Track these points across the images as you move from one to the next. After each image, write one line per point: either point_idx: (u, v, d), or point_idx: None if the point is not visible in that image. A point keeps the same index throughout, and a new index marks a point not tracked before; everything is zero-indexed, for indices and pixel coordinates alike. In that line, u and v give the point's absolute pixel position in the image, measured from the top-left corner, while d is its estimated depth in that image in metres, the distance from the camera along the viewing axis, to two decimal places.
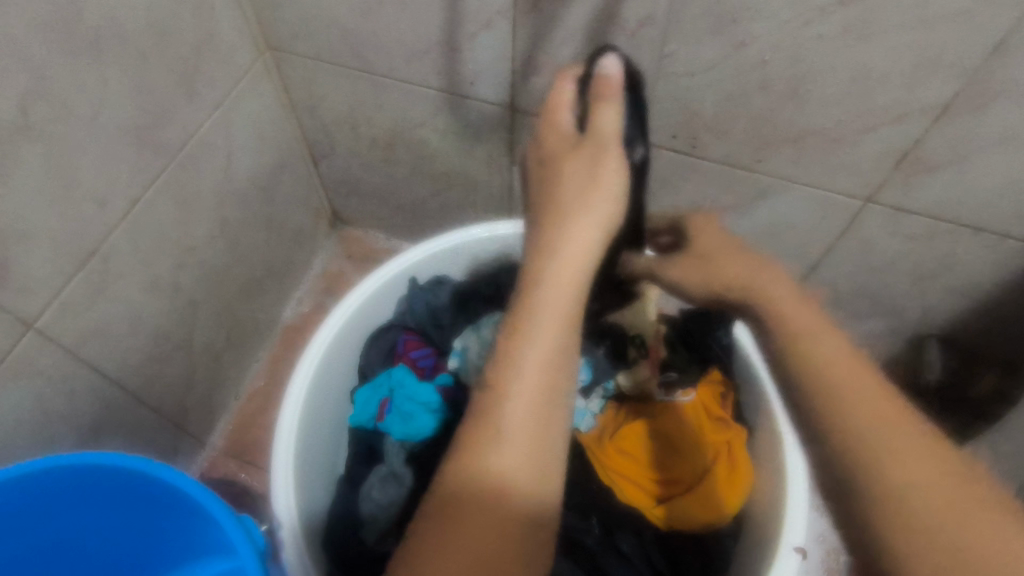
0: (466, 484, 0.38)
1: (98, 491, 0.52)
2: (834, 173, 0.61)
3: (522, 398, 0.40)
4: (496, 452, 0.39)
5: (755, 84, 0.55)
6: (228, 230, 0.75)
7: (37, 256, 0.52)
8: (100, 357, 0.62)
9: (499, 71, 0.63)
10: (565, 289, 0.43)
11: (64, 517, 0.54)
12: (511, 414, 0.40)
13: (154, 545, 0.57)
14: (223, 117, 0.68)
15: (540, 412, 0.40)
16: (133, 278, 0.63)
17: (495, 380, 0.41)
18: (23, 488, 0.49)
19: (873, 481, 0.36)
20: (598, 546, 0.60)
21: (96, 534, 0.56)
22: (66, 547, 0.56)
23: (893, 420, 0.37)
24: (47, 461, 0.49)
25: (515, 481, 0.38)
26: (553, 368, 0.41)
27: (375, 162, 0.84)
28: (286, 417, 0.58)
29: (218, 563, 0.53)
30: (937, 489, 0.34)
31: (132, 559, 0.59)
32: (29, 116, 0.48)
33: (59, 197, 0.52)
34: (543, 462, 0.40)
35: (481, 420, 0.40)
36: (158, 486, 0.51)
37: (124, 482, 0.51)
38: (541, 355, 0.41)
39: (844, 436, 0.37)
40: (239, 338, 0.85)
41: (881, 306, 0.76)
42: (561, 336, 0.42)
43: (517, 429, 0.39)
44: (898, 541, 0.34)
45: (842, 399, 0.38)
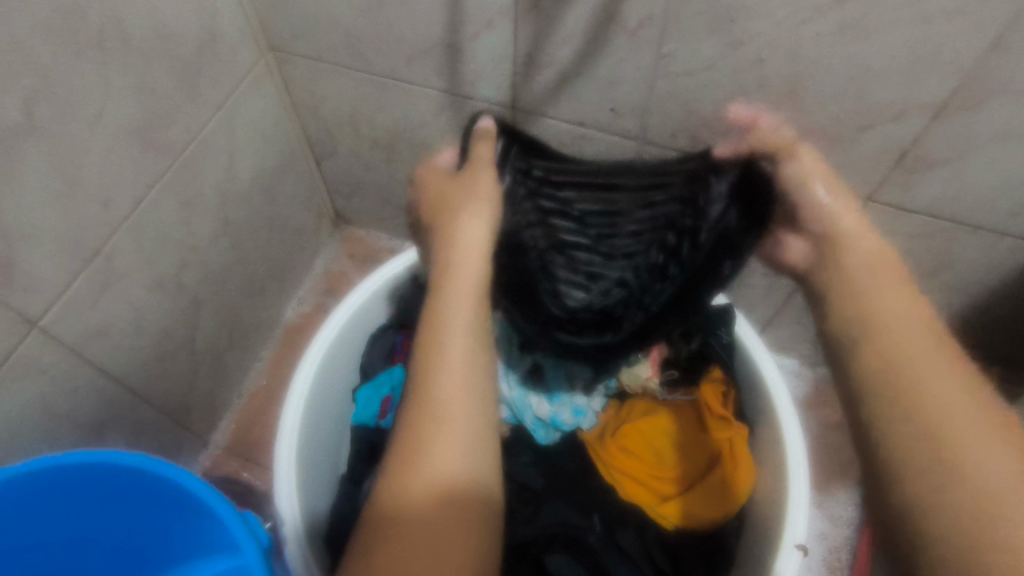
0: (399, 472, 0.41)
1: (101, 490, 0.53)
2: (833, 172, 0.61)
3: (448, 377, 0.43)
4: (424, 436, 0.42)
5: (754, 83, 0.55)
6: (231, 230, 0.76)
7: (42, 255, 0.53)
8: (103, 356, 0.62)
9: (500, 71, 0.63)
10: (461, 279, 0.47)
11: (67, 516, 0.54)
12: (441, 394, 0.43)
13: (157, 543, 0.57)
14: (226, 117, 0.69)
15: (457, 390, 0.43)
16: (136, 277, 0.63)
17: (416, 374, 0.44)
18: (28, 486, 0.49)
19: (934, 461, 0.39)
20: (599, 543, 0.60)
21: (99, 532, 0.56)
22: (69, 546, 0.56)
23: (964, 412, 0.40)
24: (51, 459, 0.49)
25: (441, 458, 0.41)
26: (464, 348, 0.45)
27: (377, 162, 0.84)
28: (288, 419, 0.58)
29: (221, 560, 0.53)
30: (1002, 483, 0.37)
31: (135, 557, 0.59)
32: (34, 116, 0.48)
33: (63, 197, 0.53)
34: (470, 436, 0.42)
35: (414, 407, 0.43)
36: (160, 484, 0.51)
37: (127, 480, 0.52)
38: (450, 339, 0.45)
39: (902, 393, 0.42)
40: (241, 337, 0.86)
41: None
42: (467, 319, 0.46)
43: (436, 410, 0.42)
44: (948, 494, 0.38)
45: (914, 383, 0.42)
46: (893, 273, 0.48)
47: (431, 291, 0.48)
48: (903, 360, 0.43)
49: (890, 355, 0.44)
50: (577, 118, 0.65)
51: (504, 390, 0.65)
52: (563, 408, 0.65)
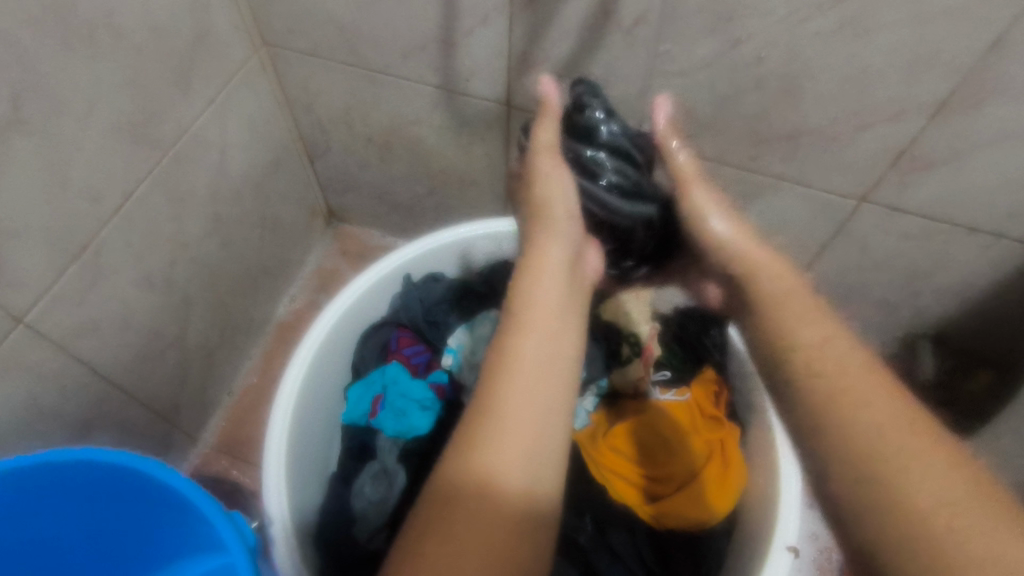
0: (456, 464, 0.40)
1: (86, 487, 0.52)
2: (828, 172, 0.61)
3: (517, 389, 0.43)
4: (486, 435, 0.41)
5: (751, 82, 0.55)
6: (221, 226, 0.75)
7: (29, 249, 0.52)
8: (91, 352, 0.61)
9: (495, 68, 0.63)
10: (546, 300, 0.48)
11: (51, 515, 0.53)
12: (509, 403, 0.42)
13: (145, 542, 0.57)
14: (217, 112, 0.68)
15: (531, 398, 0.43)
16: (124, 274, 0.62)
17: (489, 374, 0.44)
18: (12, 484, 0.49)
19: (882, 498, 0.34)
20: (590, 543, 0.60)
21: (85, 531, 0.56)
22: (56, 544, 0.56)
23: (891, 431, 0.36)
24: (26, 458, 0.48)
25: (506, 465, 0.40)
26: (547, 364, 0.45)
27: (371, 159, 0.84)
28: (278, 415, 0.58)
29: (208, 560, 0.53)
30: (945, 505, 0.32)
31: (123, 558, 0.59)
32: (22, 108, 0.48)
33: (49, 192, 0.52)
34: (535, 451, 0.41)
35: (479, 412, 0.42)
36: (146, 482, 0.50)
37: (114, 479, 0.51)
38: (531, 348, 0.45)
39: (842, 430, 0.37)
40: (232, 334, 0.85)
41: (875, 306, 0.76)
42: (552, 339, 0.46)
43: (507, 415, 0.42)
44: (887, 521, 0.33)
45: (831, 407, 0.39)
46: (808, 308, 0.45)
47: (522, 301, 0.48)
48: (851, 406, 0.38)
49: (833, 401, 0.39)
50: None
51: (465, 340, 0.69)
52: None
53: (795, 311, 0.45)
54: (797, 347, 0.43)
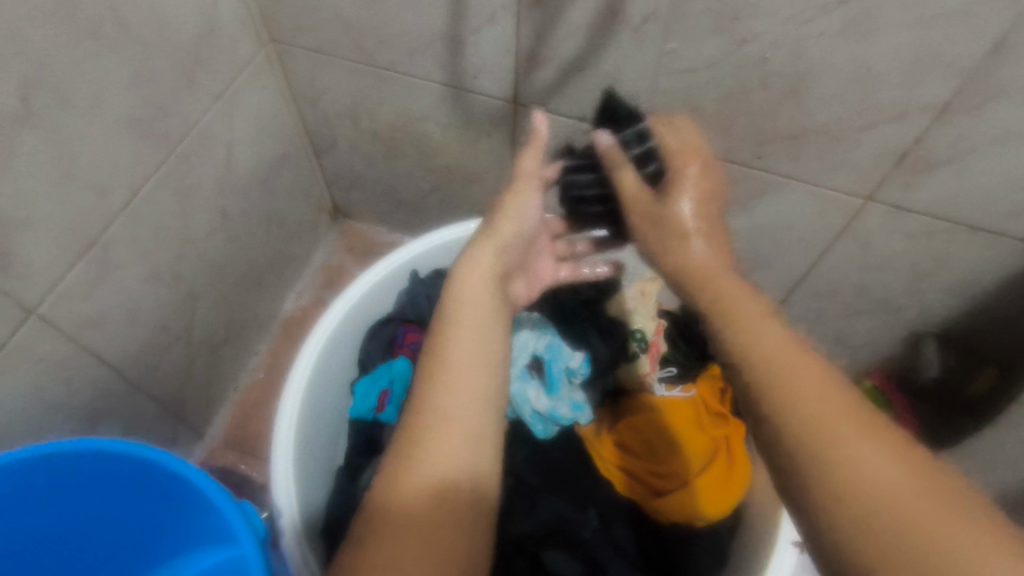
0: (395, 466, 0.41)
1: (97, 477, 0.52)
2: (834, 171, 0.61)
3: (451, 378, 0.43)
4: (425, 433, 0.41)
5: (757, 81, 0.55)
6: (228, 222, 0.75)
7: (38, 244, 0.51)
8: (101, 345, 0.62)
9: (502, 66, 0.63)
10: (476, 291, 0.48)
11: (63, 504, 0.54)
12: (441, 395, 0.42)
13: (156, 531, 0.57)
14: (224, 108, 0.68)
15: (467, 390, 0.43)
16: (135, 268, 0.62)
17: (423, 374, 0.44)
18: (26, 473, 0.49)
19: (825, 489, 0.34)
20: (594, 537, 0.60)
21: (94, 522, 0.56)
22: (69, 535, 0.56)
23: (835, 416, 0.36)
24: (39, 448, 0.48)
25: (445, 461, 0.40)
26: (478, 351, 0.45)
27: (376, 156, 0.84)
28: (285, 411, 0.58)
29: (219, 549, 0.53)
30: (895, 498, 0.33)
31: (134, 547, 0.59)
32: (30, 102, 0.47)
33: (56, 188, 0.52)
34: (469, 438, 0.41)
35: (414, 408, 0.43)
36: (156, 472, 0.51)
37: (125, 469, 0.52)
38: (461, 340, 0.45)
39: (796, 414, 0.37)
40: (238, 330, 0.85)
41: (879, 305, 0.76)
42: (483, 325, 0.46)
43: (443, 411, 0.42)
44: (840, 507, 0.34)
45: (776, 395, 0.38)
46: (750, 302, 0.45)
47: (450, 298, 0.48)
48: (791, 392, 0.38)
49: (776, 389, 0.38)
50: (579, 114, 0.64)
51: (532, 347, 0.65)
52: (561, 402, 0.64)
53: (733, 303, 0.44)
54: (740, 334, 0.42)
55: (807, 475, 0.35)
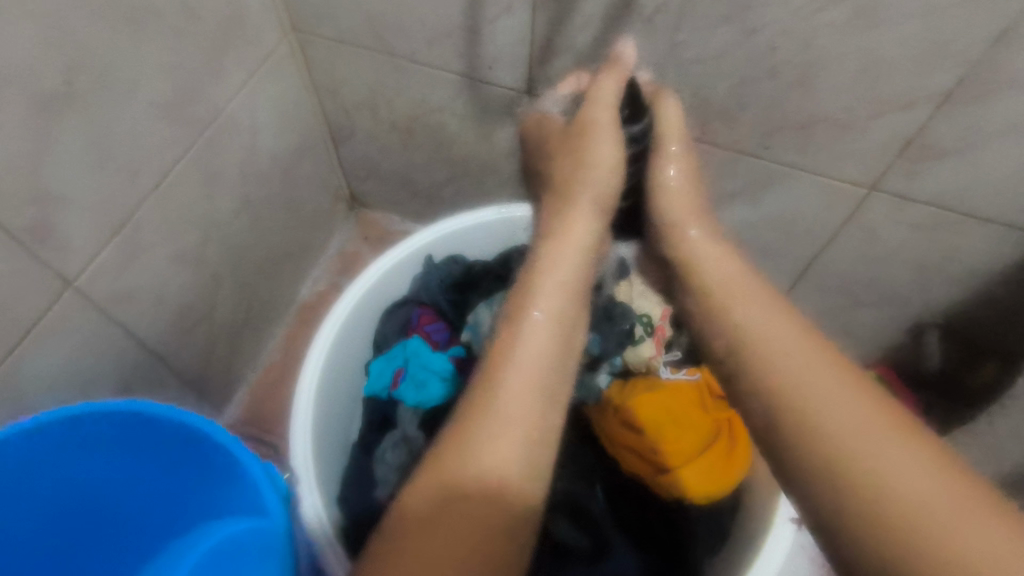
0: (455, 463, 0.42)
1: (138, 436, 0.56)
2: (840, 161, 0.63)
3: (519, 386, 0.44)
4: (486, 433, 0.42)
5: (765, 71, 0.57)
6: (252, 207, 0.78)
7: (75, 219, 0.54)
8: (131, 318, 0.64)
9: (518, 56, 0.65)
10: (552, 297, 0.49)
11: (103, 457, 0.57)
12: (507, 400, 0.44)
13: (190, 489, 0.61)
14: (250, 95, 0.71)
15: (524, 390, 0.44)
16: (165, 247, 0.65)
17: (486, 369, 0.46)
18: (74, 428, 0.52)
19: (833, 481, 0.37)
20: (601, 512, 0.63)
21: (133, 476, 0.60)
22: (110, 484, 0.60)
23: (853, 416, 0.39)
24: (86, 406, 0.51)
25: (495, 451, 0.42)
26: (547, 365, 0.46)
27: (394, 146, 0.87)
28: (302, 391, 0.61)
29: (244, 508, 0.57)
30: (894, 486, 0.35)
31: (169, 500, 0.63)
32: (72, 84, 0.50)
33: (93, 166, 0.54)
34: (529, 447, 0.43)
35: (478, 408, 0.44)
36: (186, 433, 0.54)
37: (165, 431, 0.55)
38: (531, 350, 0.46)
39: (800, 413, 0.40)
40: (257, 313, 0.88)
41: (884, 297, 0.78)
42: (555, 340, 0.47)
43: (498, 406, 0.44)
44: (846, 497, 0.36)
45: (785, 387, 0.41)
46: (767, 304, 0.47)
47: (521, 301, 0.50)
48: (797, 389, 0.41)
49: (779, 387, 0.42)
50: None
51: None
52: None
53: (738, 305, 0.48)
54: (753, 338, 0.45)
55: (816, 464, 0.38)
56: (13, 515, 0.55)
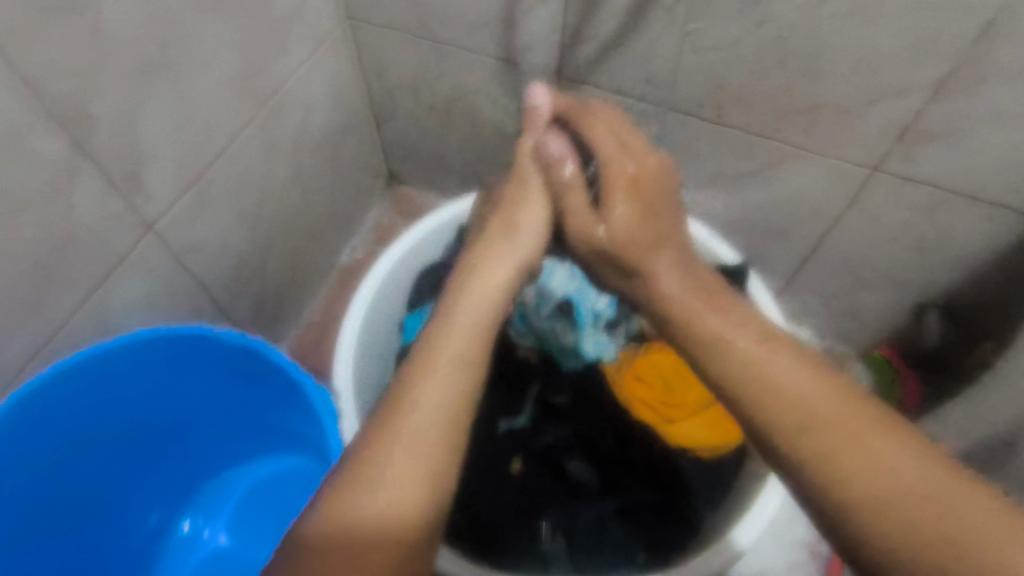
0: (342, 502, 0.40)
1: (210, 358, 0.67)
2: (843, 144, 0.68)
3: (413, 426, 0.43)
4: (376, 469, 0.41)
5: (775, 59, 0.63)
6: (302, 176, 0.85)
7: (160, 173, 0.61)
8: (198, 267, 0.72)
9: (550, 42, 0.72)
10: (459, 337, 0.48)
11: (177, 378, 0.68)
12: (402, 437, 0.42)
13: (249, 407, 0.73)
14: (307, 73, 0.78)
15: (425, 429, 0.43)
16: (229, 205, 0.72)
17: (387, 408, 0.44)
18: (160, 348, 0.63)
19: (820, 465, 0.39)
20: (608, 454, 0.71)
21: (200, 396, 0.71)
22: (179, 405, 0.71)
23: (840, 410, 0.40)
24: (168, 330, 0.62)
25: (385, 490, 0.40)
26: (443, 404, 0.44)
27: (431, 126, 0.94)
28: (344, 348, 0.67)
29: (301, 420, 0.68)
30: (881, 473, 0.37)
31: (229, 416, 0.75)
32: (164, 55, 0.56)
33: (177, 129, 0.60)
34: (423, 485, 0.41)
35: (369, 448, 0.42)
36: (255, 356, 0.65)
37: (235, 355, 0.65)
38: (428, 387, 0.45)
39: (780, 391, 0.42)
40: (301, 275, 0.95)
41: (886, 277, 0.83)
42: (449, 377, 0.46)
43: (393, 448, 0.42)
44: (833, 478, 0.38)
45: (754, 362, 0.44)
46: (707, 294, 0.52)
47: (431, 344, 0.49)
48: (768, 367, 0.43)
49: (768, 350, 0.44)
50: (616, 86, 0.73)
51: (565, 286, 0.70)
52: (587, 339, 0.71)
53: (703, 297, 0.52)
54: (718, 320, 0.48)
55: (805, 444, 0.40)
56: (103, 426, 0.65)
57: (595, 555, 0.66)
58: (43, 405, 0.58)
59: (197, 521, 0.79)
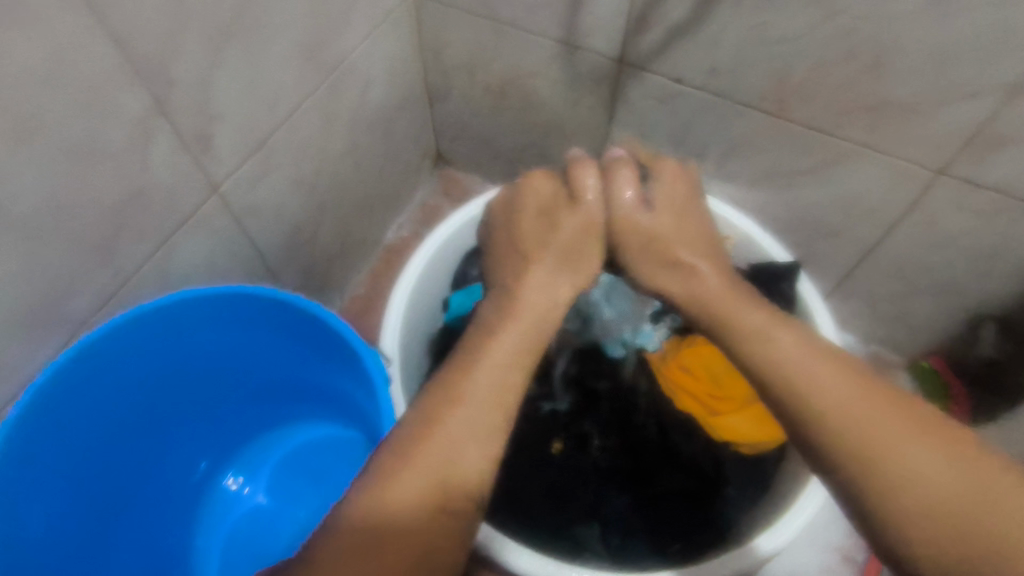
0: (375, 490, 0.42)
1: (262, 318, 0.68)
2: (909, 144, 0.67)
3: (447, 426, 0.45)
4: (409, 463, 0.43)
5: (844, 54, 0.62)
6: (357, 150, 0.86)
7: (228, 136, 0.62)
8: (255, 231, 0.73)
9: (614, 27, 0.71)
10: (508, 338, 0.52)
11: (229, 335, 0.69)
12: (436, 436, 0.44)
13: (295, 367, 0.74)
14: (369, 47, 0.79)
15: (457, 431, 0.45)
16: (288, 173, 0.74)
17: (424, 408, 0.47)
18: (215, 305, 0.64)
19: (858, 474, 0.39)
20: (652, 442, 0.70)
21: (247, 354, 0.73)
22: (227, 361, 0.72)
23: (879, 422, 0.40)
24: (226, 288, 0.63)
25: (418, 484, 0.42)
26: (476, 411, 0.46)
27: (486, 108, 0.94)
28: (391, 320, 0.68)
29: (352, 383, 0.68)
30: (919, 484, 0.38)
31: (273, 375, 0.76)
32: (240, 20, 0.57)
33: (246, 94, 0.62)
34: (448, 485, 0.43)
35: (405, 442, 0.45)
36: (309, 318, 0.65)
37: (287, 314, 0.66)
38: (466, 392, 0.47)
39: (821, 404, 0.42)
40: (349, 249, 0.97)
41: (941, 285, 0.81)
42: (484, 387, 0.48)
43: (443, 429, 0.45)
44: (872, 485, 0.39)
45: (803, 370, 0.44)
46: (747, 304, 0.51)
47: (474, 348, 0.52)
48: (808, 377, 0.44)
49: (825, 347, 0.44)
50: (677, 75, 0.73)
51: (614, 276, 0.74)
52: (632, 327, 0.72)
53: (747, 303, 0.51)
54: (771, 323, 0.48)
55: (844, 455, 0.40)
56: (155, 377, 0.67)
57: (630, 538, 0.67)
58: (106, 353, 0.59)
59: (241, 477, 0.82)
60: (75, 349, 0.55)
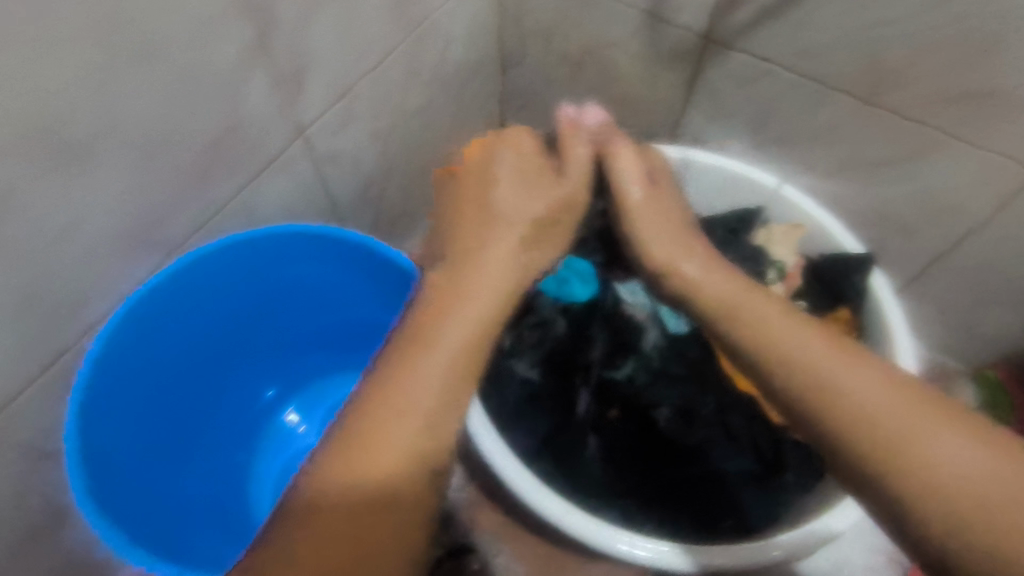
0: (318, 478, 0.41)
1: (335, 258, 0.70)
2: (1008, 139, 0.65)
3: (400, 398, 0.44)
4: (354, 441, 0.42)
5: (951, 41, 0.60)
6: (430, 109, 0.87)
7: (317, 81, 0.63)
8: (330, 181, 0.74)
9: (704, 2, 0.70)
10: (478, 303, 0.51)
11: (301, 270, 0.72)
12: (388, 412, 0.44)
13: (360, 306, 0.77)
14: (453, 7, 0.79)
15: (411, 403, 0.44)
16: (365, 125, 0.75)
17: (376, 384, 0.46)
18: (297, 241, 0.66)
19: (896, 482, 0.39)
20: (709, 417, 0.69)
21: (310, 290, 0.75)
22: (289, 295, 0.75)
23: (917, 432, 0.40)
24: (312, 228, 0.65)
25: (369, 464, 0.42)
26: (427, 385, 0.45)
27: (559, 78, 0.94)
28: None
29: None
30: (957, 490, 0.37)
31: (332, 312, 0.79)
32: None
33: (338, 41, 0.62)
34: (397, 465, 0.42)
35: (354, 419, 0.44)
36: (391, 264, 0.67)
37: (364, 257, 0.69)
38: (423, 365, 0.46)
39: (856, 418, 0.43)
40: (411, 209, 0.98)
41: (1018, 290, 0.79)
42: (440, 362, 0.47)
43: (387, 423, 0.43)
44: (908, 492, 0.39)
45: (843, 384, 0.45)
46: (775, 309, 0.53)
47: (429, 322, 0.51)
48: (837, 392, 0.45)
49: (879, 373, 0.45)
50: (766, 56, 0.71)
51: None
52: None
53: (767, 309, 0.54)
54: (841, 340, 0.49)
55: (874, 462, 0.41)
56: (226, 303, 0.69)
57: (679, 509, 0.68)
58: (193, 276, 0.62)
59: (299, 411, 0.85)
60: (168, 270, 0.58)
